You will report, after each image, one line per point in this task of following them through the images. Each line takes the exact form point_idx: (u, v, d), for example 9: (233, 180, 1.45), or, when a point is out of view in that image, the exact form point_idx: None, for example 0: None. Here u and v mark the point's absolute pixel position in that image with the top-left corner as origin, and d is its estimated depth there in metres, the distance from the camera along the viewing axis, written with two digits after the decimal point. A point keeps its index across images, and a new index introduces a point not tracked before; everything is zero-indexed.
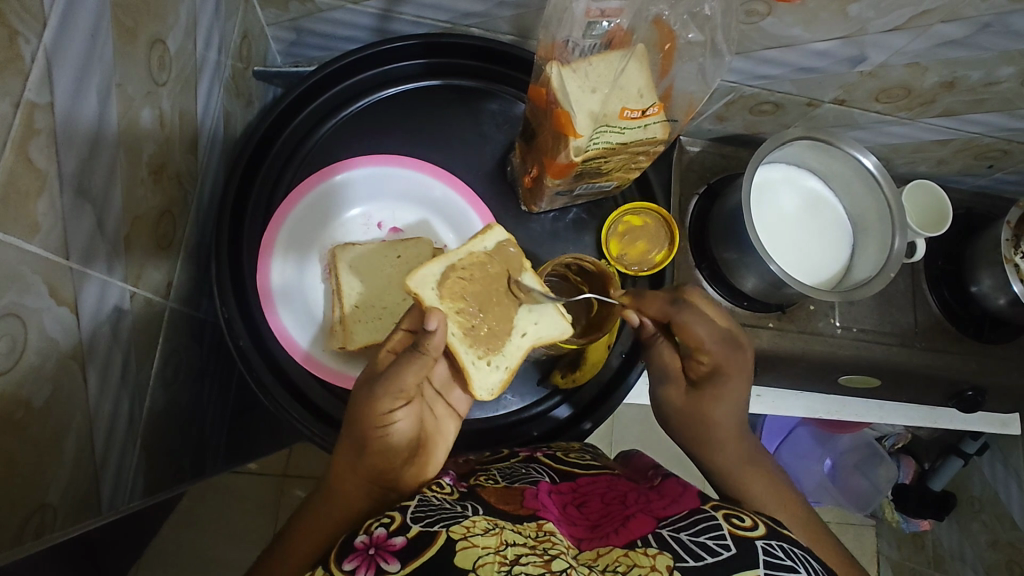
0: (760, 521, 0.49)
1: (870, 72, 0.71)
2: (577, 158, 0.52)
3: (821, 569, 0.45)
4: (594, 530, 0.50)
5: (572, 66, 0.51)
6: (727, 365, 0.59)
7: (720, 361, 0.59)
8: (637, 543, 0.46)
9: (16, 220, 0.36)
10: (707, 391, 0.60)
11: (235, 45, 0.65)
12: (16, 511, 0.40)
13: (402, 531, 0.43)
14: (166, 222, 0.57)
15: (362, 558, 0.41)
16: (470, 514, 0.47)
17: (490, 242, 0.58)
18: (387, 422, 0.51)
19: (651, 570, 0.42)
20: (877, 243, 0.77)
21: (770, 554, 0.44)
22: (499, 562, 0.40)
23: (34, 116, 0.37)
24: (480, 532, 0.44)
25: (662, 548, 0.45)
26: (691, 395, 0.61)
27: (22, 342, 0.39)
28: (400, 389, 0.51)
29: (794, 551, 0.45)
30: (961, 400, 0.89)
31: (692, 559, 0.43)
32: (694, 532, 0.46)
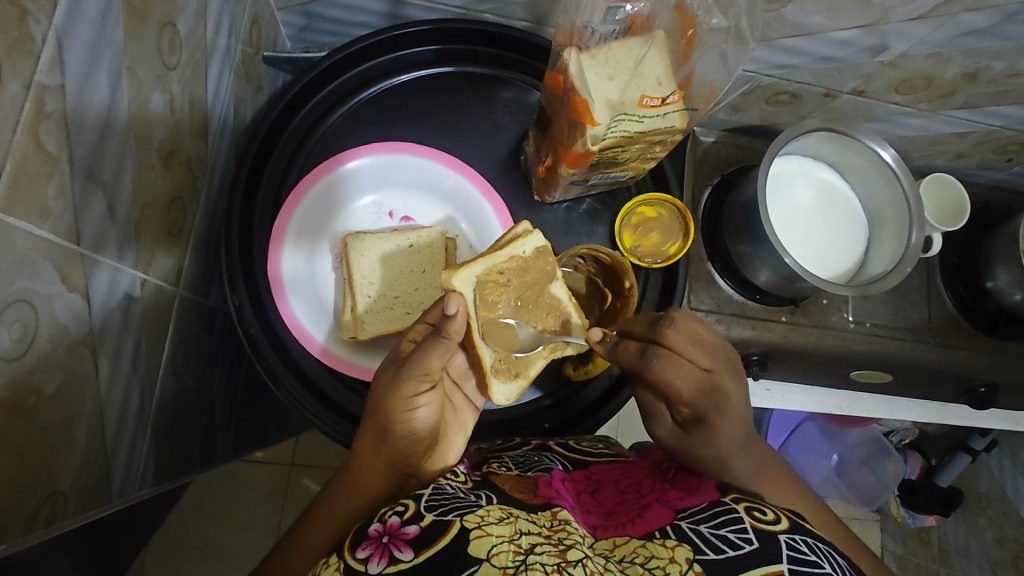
0: (781, 515, 0.48)
1: (891, 62, 0.69)
2: (593, 148, 0.51)
3: (844, 564, 0.44)
4: (609, 518, 0.50)
5: (590, 52, 0.50)
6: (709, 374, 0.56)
7: (700, 406, 0.55)
8: (655, 535, 0.46)
9: (27, 205, 0.36)
10: (692, 435, 0.58)
11: (245, 30, 0.65)
12: (28, 497, 0.40)
13: (415, 520, 0.43)
14: (176, 208, 0.56)
15: (376, 546, 0.41)
16: (484, 503, 0.46)
17: (530, 247, 0.57)
18: (413, 408, 0.51)
19: (671, 562, 0.42)
20: (893, 237, 0.76)
21: (793, 549, 0.43)
22: (515, 552, 0.40)
23: (45, 99, 0.36)
24: (495, 521, 0.43)
25: (681, 540, 0.44)
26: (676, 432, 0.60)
27: (34, 328, 0.38)
28: (426, 373, 0.50)
29: (818, 546, 0.45)
30: (972, 396, 0.89)
31: (712, 552, 0.43)
32: (714, 524, 0.46)
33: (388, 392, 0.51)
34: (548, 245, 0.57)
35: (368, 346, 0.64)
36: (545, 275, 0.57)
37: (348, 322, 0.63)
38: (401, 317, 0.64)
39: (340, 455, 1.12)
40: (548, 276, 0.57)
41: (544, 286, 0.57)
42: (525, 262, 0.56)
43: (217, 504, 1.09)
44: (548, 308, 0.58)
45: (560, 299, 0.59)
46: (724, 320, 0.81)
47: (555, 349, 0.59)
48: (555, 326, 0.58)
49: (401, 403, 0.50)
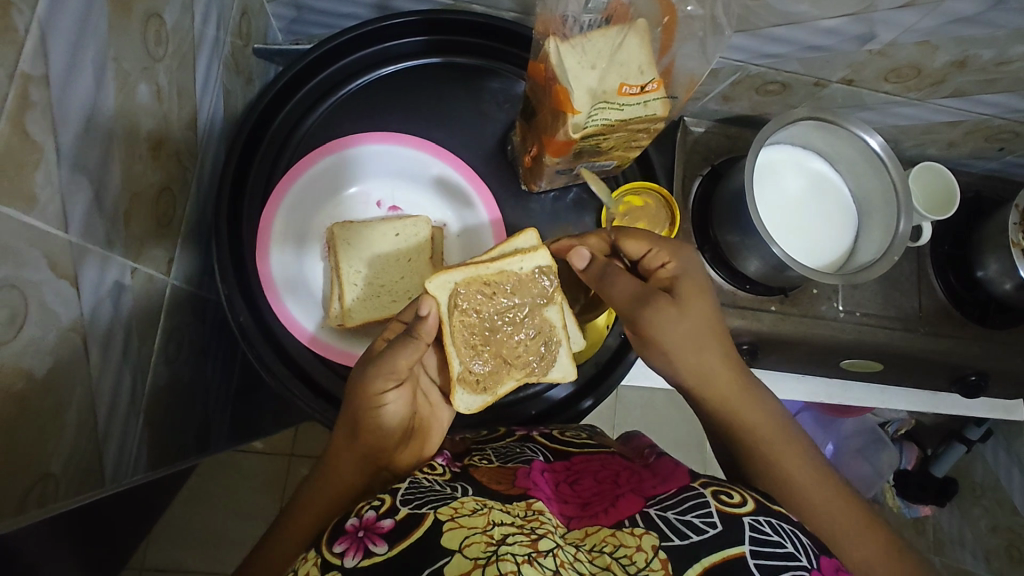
0: (747, 497, 0.49)
1: (878, 51, 0.69)
2: (575, 136, 0.51)
3: (809, 543, 0.45)
4: (586, 508, 0.50)
5: (570, 42, 0.50)
6: (690, 277, 0.58)
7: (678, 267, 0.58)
8: (625, 524, 0.47)
9: (12, 192, 0.37)
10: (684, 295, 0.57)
11: (234, 22, 0.65)
12: (19, 479, 0.41)
13: (390, 514, 0.45)
14: (165, 198, 0.57)
15: (352, 540, 0.44)
16: (459, 495, 0.48)
17: (528, 264, 0.59)
18: (382, 404, 0.54)
19: (637, 550, 0.43)
20: (881, 226, 0.76)
21: (756, 530, 0.45)
22: (486, 542, 0.41)
23: (29, 88, 0.37)
24: (468, 512, 0.45)
25: (649, 527, 0.45)
26: (676, 306, 0.56)
27: (22, 314, 0.39)
28: (393, 371, 0.53)
29: (782, 526, 0.46)
30: (963, 385, 0.90)
31: (676, 538, 0.44)
32: (680, 510, 0.47)
33: (357, 391, 0.54)
34: (552, 266, 0.60)
35: (355, 334, 0.65)
36: (537, 297, 0.59)
37: (335, 310, 0.63)
38: (388, 305, 0.65)
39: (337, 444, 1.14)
40: (541, 300, 0.59)
41: (536, 307, 0.59)
42: (517, 276, 0.58)
43: (216, 492, 1.10)
44: (535, 330, 0.59)
45: (552, 323, 0.60)
46: None
47: (529, 372, 0.60)
48: (541, 352, 0.60)
49: (369, 399, 0.53)
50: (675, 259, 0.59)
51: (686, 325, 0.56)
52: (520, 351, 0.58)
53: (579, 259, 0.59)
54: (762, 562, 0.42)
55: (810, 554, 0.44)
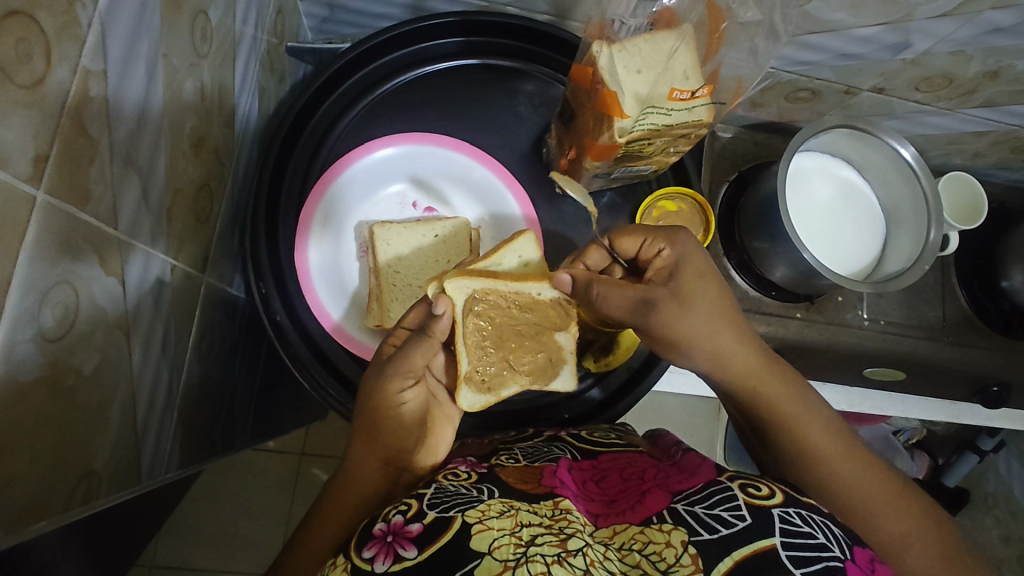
0: (775, 488, 0.48)
1: (913, 60, 0.69)
2: (620, 140, 0.52)
3: (841, 534, 0.44)
4: (612, 506, 0.50)
5: (620, 45, 0.49)
6: (688, 264, 0.54)
7: (677, 251, 0.55)
8: (652, 520, 0.46)
9: (71, 187, 0.36)
10: (683, 281, 0.53)
11: (270, 20, 0.65)
12: (68, 475, 0.41)
13: (417, 518, 0.45)
14: (204, 195, 0.57)
15: (381, 545, 0.44)
16: (485, 497, 0.47)
17: (546, 291, 0.60)
18: (399, 405, 0.53)
19: (666, 546, 0.43)
20: (911, 234, 0.76)
21: (786, 522, 0.43)
22: (515, 544, 0.41)
23: (89, 83, 0.37)
24: (495, 514, 0.45)
25: (677, 522, 0.45)
26: (676, 293, 0.53)
27: (74, 309, 0.39)
28: (410, 370, 0.51)
29: (811, 518, 0.45)
30: (985, 395, 0.89)
31: (706, 532, 0.43)
32: (708, 504, 0.46)
33: (374, 393, 0.52)
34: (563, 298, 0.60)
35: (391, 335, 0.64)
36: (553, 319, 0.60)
37: (374, 310, 0.63)
38: None
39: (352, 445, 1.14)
40: (552, 325, 0.60)
41: (548, 330, 0.60)
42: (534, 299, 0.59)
43: (230, 492, 1.10)
44: (542, 348, 0.60)
45: (562, 346, 0.62)
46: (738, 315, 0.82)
47: (533, 380, 0.61)
48: (545, 364, 0.61)
49: (386, 400, 0.52)
50: (672, 247, 0.55)
51: (689, 308, 0.53)
52: (525, 360, 0.60)
53: (563, 283, 0.58)
54: (794, 554, 0.41)
55: (842, 545, 0.43)
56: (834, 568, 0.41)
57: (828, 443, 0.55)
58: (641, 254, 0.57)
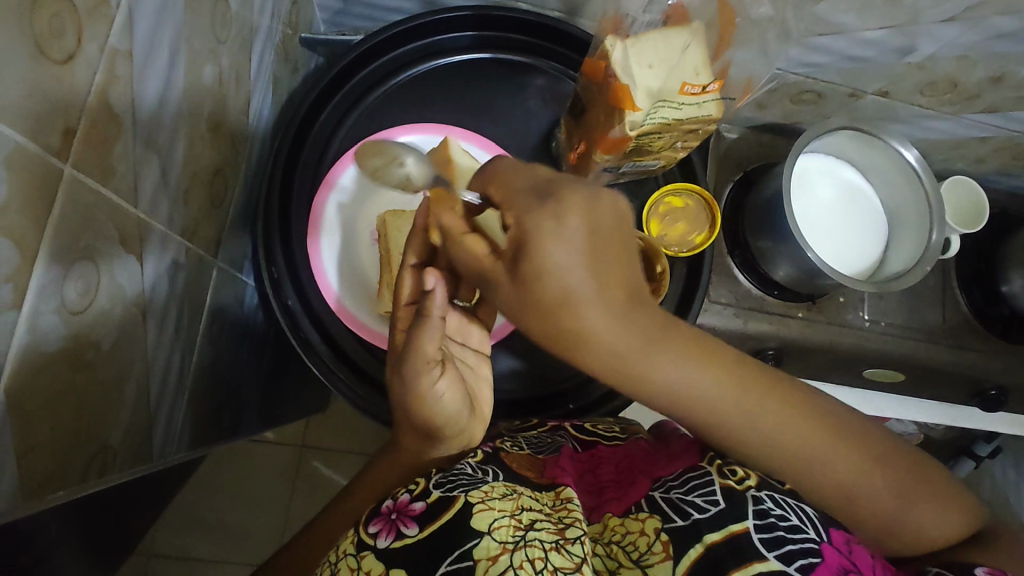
0: (750, 470, 0.49)
1: (918, 64, 0.70)
2: (631, 133, 0.53)
3: (813, 514, 0.46)
4: (602, 495, 0.52)
5: (632, 40, 0.50)
6: (541, 228, 0.39)
7: (523, 218, 0.40)
8: (631, 510, 0.49)
9: (97, 163, 0.37)
10: (526, 269, 0.40)
11: (286, 10, 0.66)
12: (86, 447, 0.41)
13: (423, 497, 0.46)
14: (218, 179, 0.57)
15: (385, 522, 0.45)
16: (491, 480, 0.48)
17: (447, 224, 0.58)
18: (433, 397, 0.51)
19: (641, 535, 0.46)
20: (913, 236, 0.77)
21: (757, 503, 0.45)
22: (515, 526, 0.42)
23: (115, 63, 0.37)
24: (498, 496, 0.45)
25: (651, 511, 0.48)
26: (516, 285, 0.41)
27: (96, 285, 0.39)
28: (426, 359, 0.49)
29: (784, 501, 0.46)
30: (984, 399, 0.92)
31: (677, 518, 0.46)
32: (683, 490, 0.48)
33: (405, 393, 0.51)
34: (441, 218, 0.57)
35: None
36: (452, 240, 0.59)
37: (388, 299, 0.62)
38: None
39: (354, 437, 1.15)
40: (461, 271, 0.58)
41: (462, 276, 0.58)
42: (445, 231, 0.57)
43: (231, 482, 1.10)
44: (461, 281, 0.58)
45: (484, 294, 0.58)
46: (741, 313, 0.83)
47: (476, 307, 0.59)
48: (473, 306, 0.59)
49: (420, 396, 0.50)
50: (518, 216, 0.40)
51: (535, 293, 0.41)
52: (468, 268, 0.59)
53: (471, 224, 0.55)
54: (765, 536, 0.43)
55: (814, 526, 0.45)
56: (810, 550, 0.42)
57: (765, 410, 0.44)
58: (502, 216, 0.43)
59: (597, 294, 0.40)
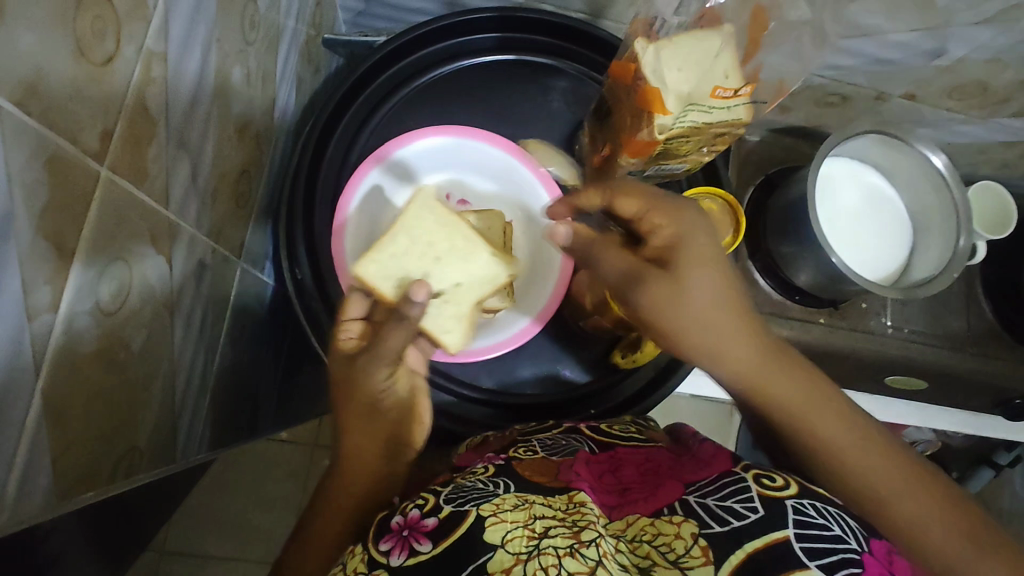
0: (789, 480, 0.48)
1: (947, 67, 0.69)
2: (660, 137, 0.51)
3: (857, 527, 0.45)
4: (625, 496, 0.51)
5: (662, 43, 0.50)
6: (689, 239, 0.48)
7: (677, 230, 0.48)
8: (663, 512, 0.47)
9: (133, 165, 0.37)
10: (668, 265, 0.48)
11: (311, 11, 0.66)
12: (115, 448, 0.41)
13: (434, 512, 0.46)
14: (243, 180, 0.58)
15: (396, 539, 0.45)
16: (501, 492, 0.48)
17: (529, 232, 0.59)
18: (383, 390, 0.51)
19: (676, 538, 0.44)
20: (939, 242, 0.76)
21: (800, 513, 0.44)
22: (528, 537, 0.42)
23: (151, 65, 0.37)
24: (509, 508, 0.45)
25: (688, 515, 0.46)
26: (667, 277, 0.48)
27: (128, 286, 0.39)
28: (388, 358, 0.49)
29: (829, 510, 0.45)
30: (1007, 407, 0.89)
31: (716, 525, 0.44)
32: (719, 496, 0.47)
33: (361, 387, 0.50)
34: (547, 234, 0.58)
35: None
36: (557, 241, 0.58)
37: None
38: None
39: None
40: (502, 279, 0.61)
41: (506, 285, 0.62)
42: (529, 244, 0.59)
43: (246, 482, 1.11)
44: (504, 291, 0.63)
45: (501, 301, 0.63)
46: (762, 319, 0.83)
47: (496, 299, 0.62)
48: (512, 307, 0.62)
49: (366, 388, 0.50)
50: (672, 222, 0.48)
51: (672, 288, 0.48)
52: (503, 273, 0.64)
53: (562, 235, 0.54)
54: (807, 545, 0.42)
55: (857, 538, 0.44)
56: (851, 561, 0.41)
57: (855, 437, 0.48)
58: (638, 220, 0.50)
59: (716, 299, 0.48)
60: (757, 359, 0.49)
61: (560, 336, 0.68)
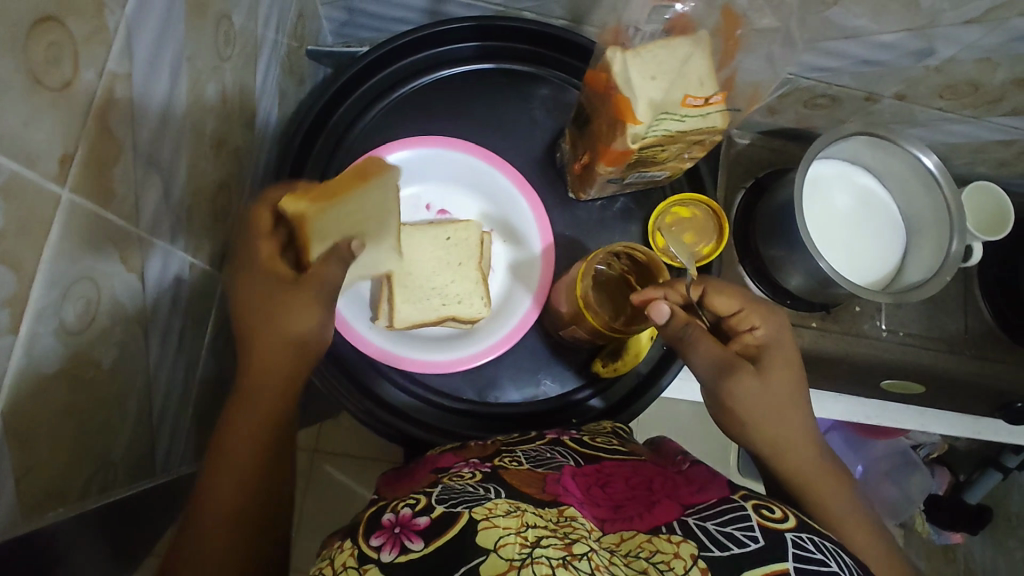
0: (788, 513, 0.48)
1: (937, 67, 0.68)
2: (633, 146, 0.52)
3: (852, 564, 0.44)
4: (618, 511, 0.49)
5: (635, 51, 0.49)
6: (778, 345, 0.57)
7: (771, 336, 0.57)
8: (661, 529, 0.46)
9: (96, 186, 0.38)
10: (771, 364, 0.56)
11: (291, 24, 0.66)
12: (86, 463, 0.42)
13: (426, 511, 0.45)
14: (222, 194, 0.58)
15: (388, 534, 0.45)
16: (494, 497, 0.47)
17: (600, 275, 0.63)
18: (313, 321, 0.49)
19: (675, 557, 0.42)
20: (932, 245, 0.74)
21: (799, 547, 0.44)
22: (521, 544, 0.39)
23: (114, 86, 0.38)
24: (502, 514, 0.43)
25: (686, 536, 0.45)
26: (760, 375, 0.55)
27: (95, 304, 0.40)
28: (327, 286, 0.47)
29: (827, 546, 0.45)
30: (1008, 411, 0.86)
31: (716, 549, 0.43)
32: (720, 522, 0.46)
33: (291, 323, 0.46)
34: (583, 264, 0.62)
35: (403, 336, 0.64)
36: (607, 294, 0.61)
37: (385, 311, 0.62)
38: (436, 309, 0.63)
39: (363, 444, 1.15)
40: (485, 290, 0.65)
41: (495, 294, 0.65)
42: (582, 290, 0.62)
43: None
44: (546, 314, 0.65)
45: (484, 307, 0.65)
46: None
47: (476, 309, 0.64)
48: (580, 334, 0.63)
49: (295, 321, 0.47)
50: (767, 324, 0.57)
51: (759, 380, 0.55)
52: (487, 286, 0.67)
53: (660, 313, 0.55)
54: None
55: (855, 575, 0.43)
56: None
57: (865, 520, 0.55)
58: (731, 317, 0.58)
59: (789, 398, 0.56)
60: (803, 438, 0.57)
61: (543, 345, 0.68)
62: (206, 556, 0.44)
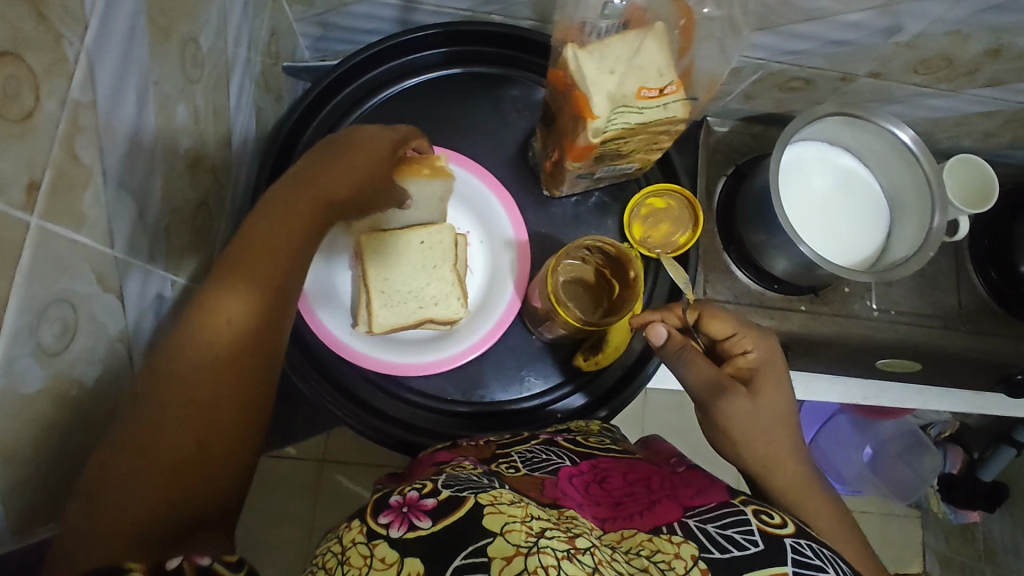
0: (787, 520, 0.49)
1: (907, 43, 0.68)
2: (595, 139, 0.52)
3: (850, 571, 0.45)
4: (618, 509, 0.49)
5: (589, 48, 0.50)
6: (769, 366, 0.57)
7: (763, 358, 0.57)
8: (662, 529, 0.46)
9: (66, 212, 0.39)
10: (761, 385, 0.56)
11: (264, 42, 0.68)
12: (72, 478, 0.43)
13: (434, 493, 0.45)
14: (202, 213, 0.60)
15: (395, 513, 0.44)
16: (498, 486, 0.47)
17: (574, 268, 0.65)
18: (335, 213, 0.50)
19: (676, 557, 0.42)
20: (916, 221, 0.74)
21: (798, 553, 0.44)
22: (527, 532, 0.39)
23: (79, 114, 0.39)
24: (507, 501, 0.43)
25: (687, 537, 0.45)
26: (751, 398, 0.56)
27: (73, 326, 0.41)
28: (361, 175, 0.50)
29: (825, 553, 0.45)
30: (1009, 384, 0.86)
31: (716, 551, 0.43)
32: (720, 525, 0.46)
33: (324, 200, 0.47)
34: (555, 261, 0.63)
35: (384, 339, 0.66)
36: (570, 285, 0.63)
37: (364, 317, 0.64)
38: (414, 313, 0.64)
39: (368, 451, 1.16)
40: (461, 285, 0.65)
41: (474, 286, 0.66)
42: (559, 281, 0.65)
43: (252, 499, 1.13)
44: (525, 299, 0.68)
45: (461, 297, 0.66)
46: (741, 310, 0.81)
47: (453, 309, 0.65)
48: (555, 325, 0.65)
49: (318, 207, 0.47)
50: (759, 349, 0.57)
51: (753, 406, 0.56)
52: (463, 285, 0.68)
53: (657, 335, 0.57)
54: None
55: None
56: None
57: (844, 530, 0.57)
58: (725, 341, 0.58)
59: (775, 416, 0.57)
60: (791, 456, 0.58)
61: (525, 342, 0.69)
62: (125, 496, 0.39)
